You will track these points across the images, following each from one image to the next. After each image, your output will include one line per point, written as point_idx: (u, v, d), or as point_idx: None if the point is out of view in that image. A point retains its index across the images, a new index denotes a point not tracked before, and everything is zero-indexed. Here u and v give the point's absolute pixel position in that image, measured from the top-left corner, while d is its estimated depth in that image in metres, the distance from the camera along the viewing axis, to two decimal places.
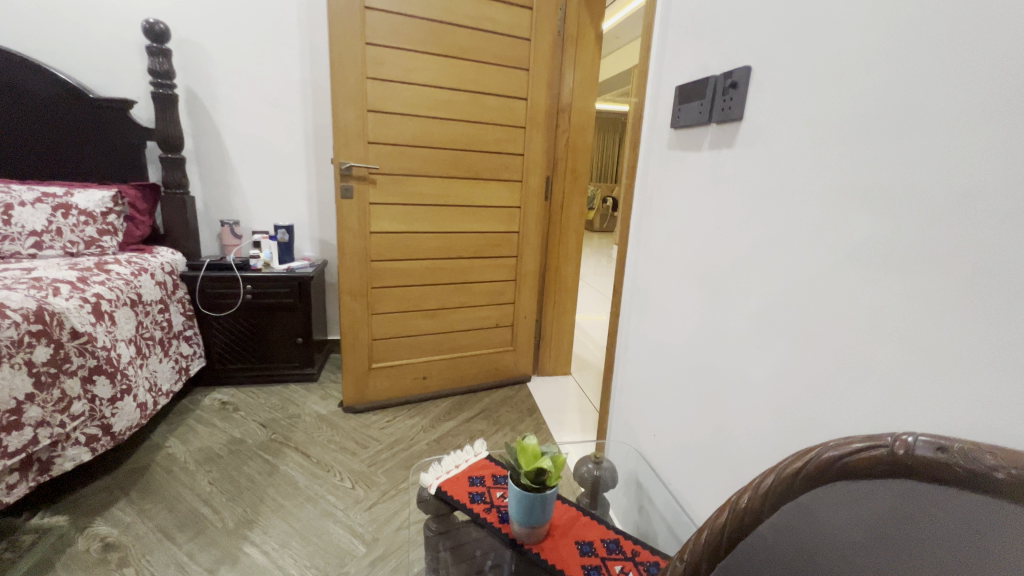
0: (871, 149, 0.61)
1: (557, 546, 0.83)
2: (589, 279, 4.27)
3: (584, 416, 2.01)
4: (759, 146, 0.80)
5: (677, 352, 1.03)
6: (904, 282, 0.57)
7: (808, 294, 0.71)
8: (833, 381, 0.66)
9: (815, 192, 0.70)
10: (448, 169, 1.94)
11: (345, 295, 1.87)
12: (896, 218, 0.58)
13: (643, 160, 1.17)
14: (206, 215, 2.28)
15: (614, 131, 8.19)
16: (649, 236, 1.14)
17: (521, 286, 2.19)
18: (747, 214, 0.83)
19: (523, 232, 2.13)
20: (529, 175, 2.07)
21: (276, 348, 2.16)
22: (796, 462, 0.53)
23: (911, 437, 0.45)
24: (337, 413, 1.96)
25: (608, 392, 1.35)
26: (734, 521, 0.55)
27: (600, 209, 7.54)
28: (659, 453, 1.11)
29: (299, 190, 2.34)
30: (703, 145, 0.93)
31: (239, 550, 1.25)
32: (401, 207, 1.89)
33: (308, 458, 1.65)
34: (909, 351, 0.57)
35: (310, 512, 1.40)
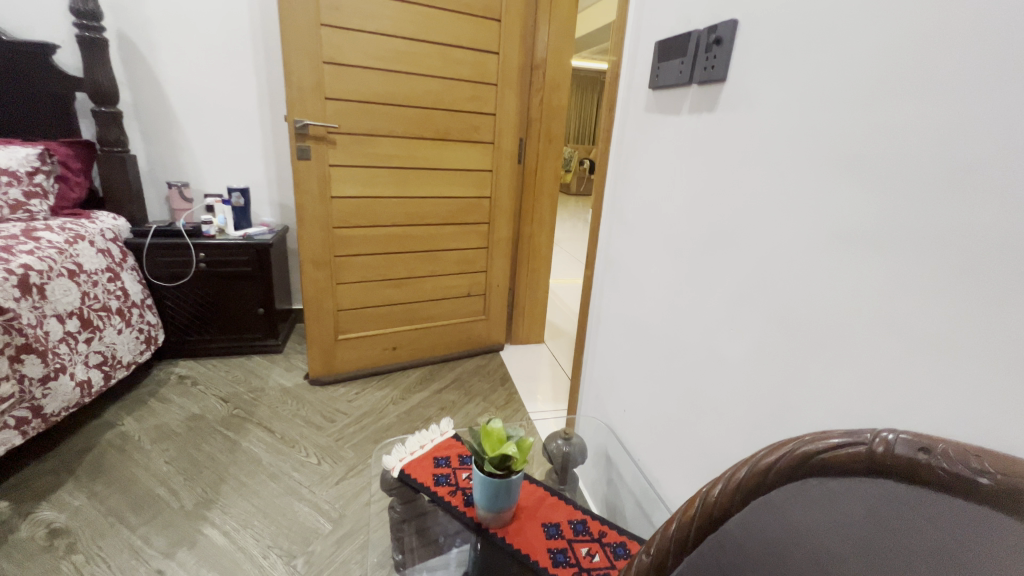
0: (864, 117, 0.56)
1: (523, 529, 0.81)
2: (563, 245, 4.22)
3: (557, 385, 2.00)
4: (742, 111, 0.74)
5: (649, 327, 1.00)
6: (892, 266, 0.53)
7: (789, 273, 0.67)
8: (811, 366, 0.64)
9: (800, 163, 0.64)
10: (414, 129, 1.81)
11: (307, 264, 1.77)
12: (886, 195, 0.53)
13: (619, 123, 1.10)
14: (150, 176, 2.09)
15: (592, 90, 7.97)
16: (624, 206, 1.09)
17: (493, 254, 2.12)
18: (726, 185, 0.77)
19: (495, 197, 2.04)
20: (501, 136, 1.97)
21: (236, 319, 2.06)
22: (771, 456, 0.50)
23: (893, 435, 0.42)
24: (303, 386, 1.90)
25: (580, 365, 1.32)
26: (704, 515, 0.53)
27: (577, 171, 7.43)
28: (629, 428, 1.09)
29: (254, 149, 2.17)
30: (683, 108, 0.86)
31: (198, 532, 1.21)
32: (364, 170, 1.77)
33: (272, 434, 1.60)
34: (895, 337, 0.53)
35: (274, 490, 1.36)
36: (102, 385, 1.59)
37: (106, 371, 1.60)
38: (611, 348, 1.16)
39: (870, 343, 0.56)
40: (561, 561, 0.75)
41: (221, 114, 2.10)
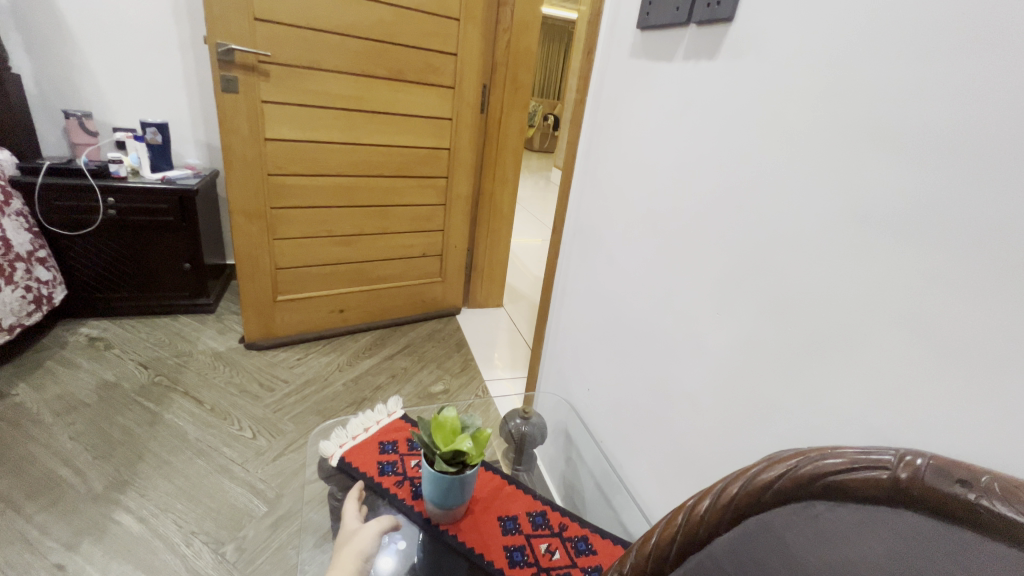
0: (899, 71, 0.46)
1: (477, 524, 0.74)
2: (526, 203, 4.09)
3: (515, 351, 1.93)
4: (746, 60, 0.63)
5: (621, 303, 0.91)
6: (919, 257, 0.45)
7: (786, 253, 0.59)
8: (805, 363, 0.57)
9: (812, 126, 0.55)
10: (363, 66, 1.59)
11: (237, 215, 1.57)
12: (919, 169, 0.45)
13: (596, 71, 0.97)
14: (42, 102, 1.76)
15: (560, 41, 7.62)
16: (599, 167, 0.98)
17: (451, 212, 1.97)
18: (720, 149, 0.67)
19: (454, 149, 1.86)
20: (463, 81, 1.77)
21: (157, 274, 1.82)
22: (770, 473, 0.43)
23: (921, 460, 0.36)
24: (237, 350, 1.73)
25: (542, 337, 1.24)
26: (687, 535, 0.46)
27: (541, 126, 7.18)
28: (591, 408, 1.03)
29: (172, 78, 1.87)
30: (676, 55, 0.75)
31: (107, 519, 1.07)
32: (304, 110, 1.55)
33: (200, 405, 1.44)
34: (909, 336, 0.47)
35: (200, 468, 1.22)
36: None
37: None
38: (577, 322, 1.09)
39: (876, 340, 0.49)
40: (518, 561, 0.69)
41: (129, 32, 1.77)
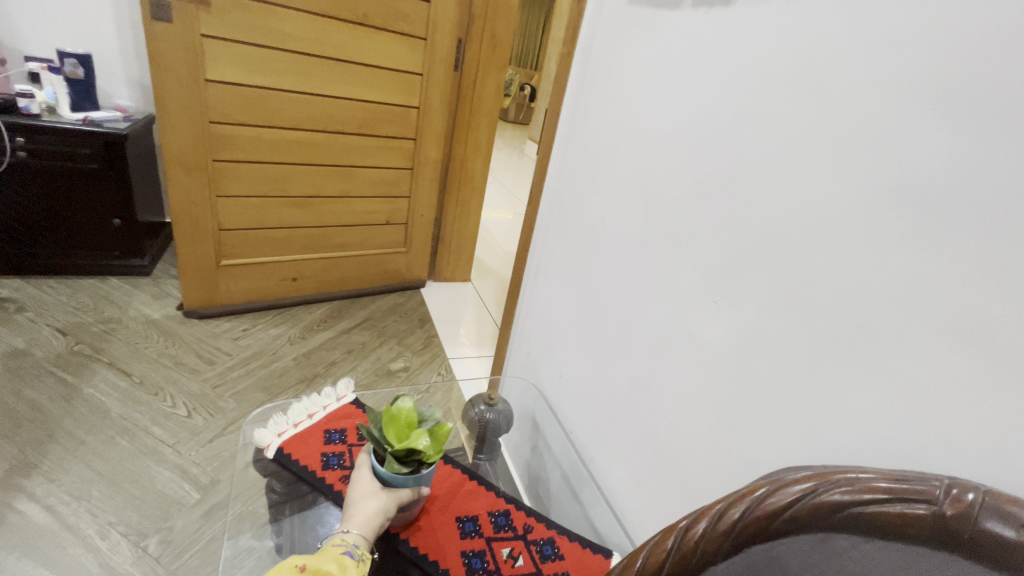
0: (963, 20, 0.38)
1: (433, 526, 0.66)
2: (498, 176, 3.94)
3: (482, 328, 1.85)
4: (767, 8, 0.54)
5: (602, 284, 0.84)
6: (968, 245, 0.38)
7: (800, 237, 0.51)
8: (813, 362, 0.50)
9: (843, 89, 0.47)
10: (323, 4, 1.41)
11: (173, 166, 1.39)
12: (980, 142, 0.37)
13: (587, 23, 0.86)
14: None
15: (540, 8, 7.32)
16: (585, 131, 0.88)
17: (418, 177, 1.83)
18: (728, 115, 0.59)
19: (424, 108, 1.71)
20: (436, 32, 1.61)
21: (80, 229, 1.61)
22: (781, 499, 0.35)
23: (975, 496, 0.30)
24: (175, 318, 1.57)
25: (512, 316, 1.16)
26: (676, 564, 0.39)
27: (517, 97, 6.96)
28: (562, 395, 0.96)
29: (97, 3, 1.62)
30: (682, 1, 0.65)
31: (8, 508, 0.93)
32: (253, 50, 1.37)
33: (128, 378, 1.29)
34: (944, 340, 0.40)
35: (124, 450, 1.09)
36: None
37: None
38: (551, 302, 1.01)
39: (901, 342, 0.43)
40: (476, 569, 0.62)
41: None
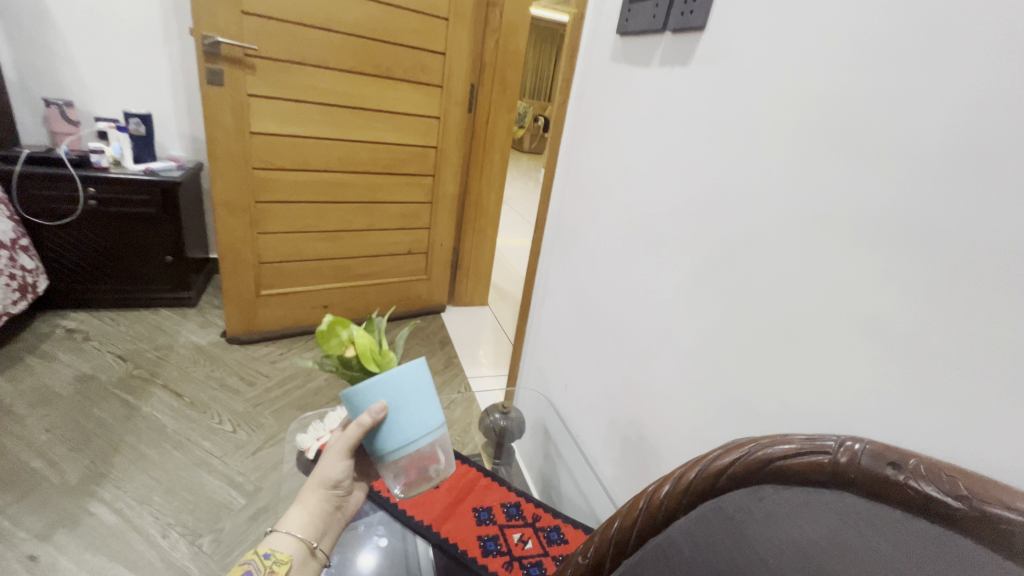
0: (855, 81, 0.49)
1: (453, 517, 0.76)
2: (514, 204, 4.11)
3: (499, 349, 1.95)
4: (715, 67, 0.66)
5: (598, 300, 0.94)
6: (870, 257, 0.48)
7: (753, 253, 0.61)
8: (767, 360, 0.59)
9: (776, 133, 0.57)
10: (351, 62, 1.60)
11: (220, 209, 1.56)
12: (872, 176, 0.47)
13: (580, 75, 1.00)
14: (21, 90, 1.74)
15: (552, 43, 7.65)
16: (580, 167, 1.00)
17: (437, 210, 1.98)
18: (694, 152, 0.70)
19: (441, 147, 1.87)
20: (451, 79, 1.78)
21: (137, 267, 1.80)
22: (725, 458, 0.45)
23: (859, 445, 0.38)
24: (219, 345, 1.72)
25: (523, 334, 1.26)
26: (646, 520, 0.48)
27: (531, 127, 7.23)
28: (569, 404, 1.05)
29: (157, 69, 1.86)
30: (653, 59, 0.78)
31: (83, 511, 1.06)
32: (291, 104, 1.55)
33: (180, 399, 1.43)
34: (859, 335, 0.49)
35: (179, 461, 1.22)
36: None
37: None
38: (556, 320, 1.11)
39: (829, 339, 0.52)
40: (491, 549, 0.71)
41: (113, 22, 1.75)
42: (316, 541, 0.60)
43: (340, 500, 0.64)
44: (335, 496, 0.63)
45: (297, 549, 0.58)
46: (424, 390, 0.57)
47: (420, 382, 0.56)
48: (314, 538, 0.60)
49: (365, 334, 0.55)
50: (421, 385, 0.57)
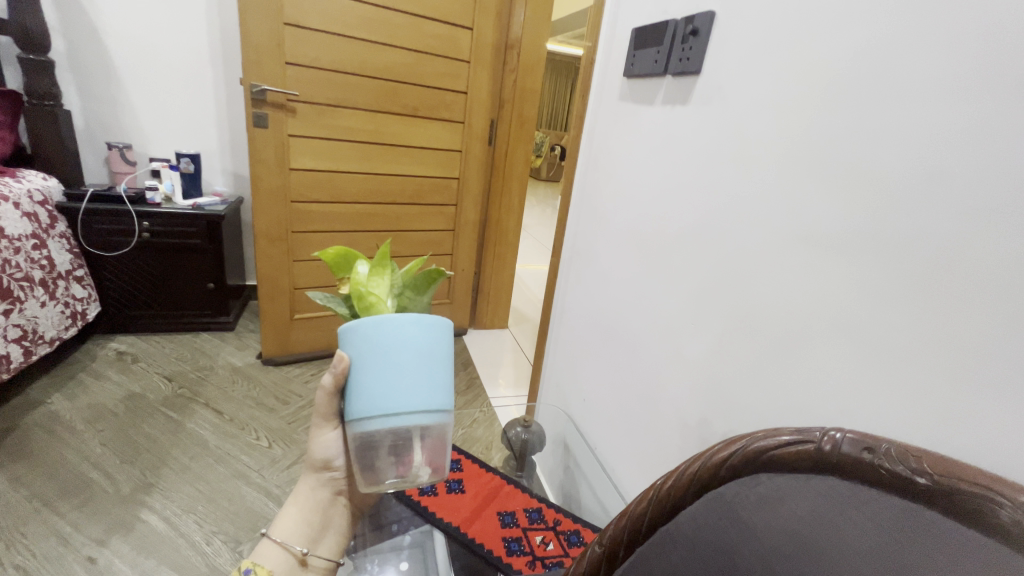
0: (830, 119, 0.56)
1: (480, 520, 0.84)
2: (532, 230, 4.22)
3: (519, 370, 2.01)
4: (712, 106, 0.74)
5: (612, 317, 1.01)
6: (849, 270, 0.54)
7: (750, 269, 0.67)
8: (766, 367, 0.65)
9: (765, 164, 0.65)
10: (382, 103, 1.74)
11: (261, 238, 1.69)
12: (848, 201, 0.54)
13: (592, 112, 1.10)
14: (87, 135, 1.93)
15: (568, 76, 7.92)
16: (593, 195, 1.09)
17: (459, 237, 2.08)
18: (696, 180, 0.77)
19: (464, 178, 1.99)
20: (473, 116, 1.91)
21: (182, 293, 1.94)
22: (724, 451, 0.50)
23: (840, 434, 0.43)
24: (255, 366, 1.82)
25: (542, 353, 1.33)
26: (656, 509, 0.53)
27: (548, 156, 7.43)
28: (586, 417, 1.10)
29: (206, 113, 2.04)
30: (657, 99, 0.87)
31: (135, 518, 1.14)
32: (326, 142, 1.69)
33: (220, 416, 1.52)
34: (845, 341, 0.55)
35: (220, 473, 1.30)
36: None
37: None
38: (573, 338, 1.17)
39: (819, 346, 0.58)
40: (514, 549, 0.78)
41: (170, 73, 1.95)
42: (306, 546, 0.59)
43: (337, 485, 0.63)
44: (331, 479, 0.62)
45: (284, 560, 0.57)
46: (409, 348, 0.46)
47: (402, 343, 0.46)
48: (303, 543, 0.59)
49: (359, 275, 0.50)
50: (408, 341, 0.46)
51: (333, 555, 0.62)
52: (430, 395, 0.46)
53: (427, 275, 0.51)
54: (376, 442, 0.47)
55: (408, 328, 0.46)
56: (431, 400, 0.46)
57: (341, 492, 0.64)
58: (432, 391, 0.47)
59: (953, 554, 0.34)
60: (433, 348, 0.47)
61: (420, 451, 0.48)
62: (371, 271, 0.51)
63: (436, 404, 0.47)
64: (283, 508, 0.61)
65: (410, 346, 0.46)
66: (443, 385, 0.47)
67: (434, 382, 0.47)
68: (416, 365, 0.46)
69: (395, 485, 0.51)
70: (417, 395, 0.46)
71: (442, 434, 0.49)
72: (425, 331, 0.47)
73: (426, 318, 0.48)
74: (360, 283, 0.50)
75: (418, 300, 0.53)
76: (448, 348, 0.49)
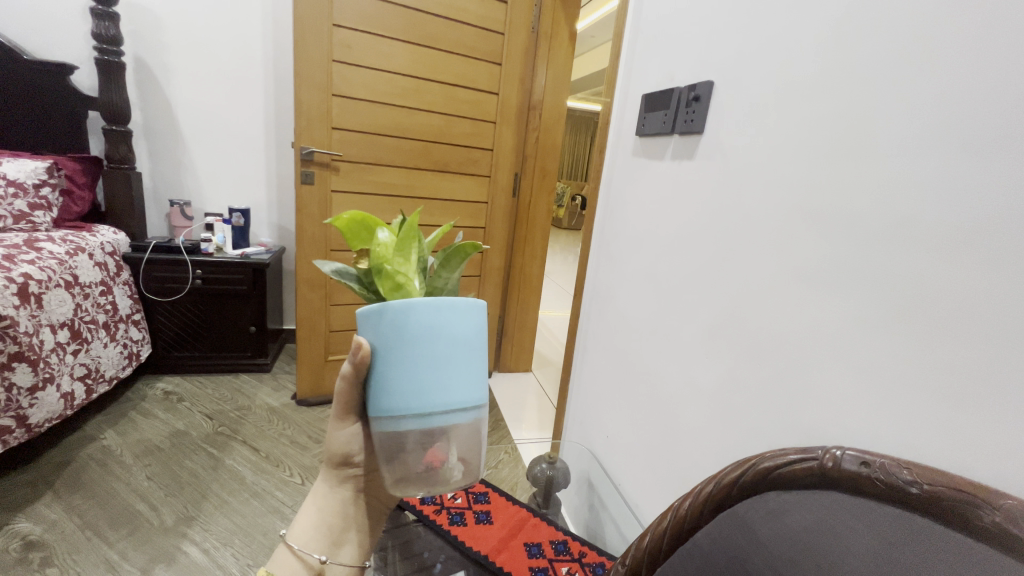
0: (819, 172, 0.64)
1: (507, 549, 0.88)
2: (554, 277, 4.32)
3: (543, 414, 2.03)
4: (715, 161, 0.83)
5: (631, 354, 1.06)
6: (842, 304, 0.60)
7: (758, 306, 0.73)
8: (776, 396, 0.69)
9: (765, 211, 0.72)
10: (415, 161, 1.91)
11: (303, 285, 1.82)
12: (837, 242, 0.61)
13: (608, 166, 1.20)
14: (153, 193, 2.16)
15: (587, 131, 8.30)
16: (612, 240, 1.17)
17: (485, 282, 2.18)
18: (702, 226, 0.85)
19: (489, 227, 2.11)
20: (498, 170, 2.06)
21: (226, 336, 2.07)
22: (734, 471, 0.54)
23: (840, 450, 0.48)
24: (290, 406, 1.90)
25: (566, 392, 1.37)
26: (675, 528, 0.57)
27: (569, 206, 7.67)
28: (610, 454, 1.13)
29: (257, 173, 2.25)
30: (666, 154, 0.97)
31: (177, 549, 1.19)
32: (363, 197, 1.85)
33: (257, 453, 1.59)
34: (843, 368, 0.60)
35: (256, 508, 1.35)
36: (26, 433, 1.38)
37: (21, 414, 1.36)
38: (595, 376, 1.22)
39: (821, 374, 0.63)
40: None
41: (229, 138, 2.18)
42: (324, 555, 0.61)
43: (358, 483, 0.65)
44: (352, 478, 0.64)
45: (299, 569, 0.60)
46: (437, 342, 0.49)
47: (430, 336, 0.48)
48: (322, 551, 0.62)
49: (386, 251, 0.49)
50: (434, 333, 0.48)
51: (354, 562, 0.64)
52: (458, 390, 0.50)
53: (459, 250, 0.51)
54: (407, 442, 0.50)
55: (436, 318, 0.48)
56: (459, 395, 0.50)
57: (362, 490, 0.65)
58: (460, 386, 0.50)
59: (944, 553, 0.37)
60: (460, 339, 0.50)
61: (450, 449, 0.52)
62: (396, 249, 0.49)
63: (463, 400, 0.51)
64: (301, 512, 0.64)
65: (438, 338, 0.49)
66: (469, 379, 0.51)
67: (461, 376, 0.50)
68: (446, 357, 0.49)
69: (420, 483, 0.53)
70: (448, 392, 0.49)
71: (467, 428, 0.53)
72: (452, 321, 0.50)
73: (454, 305, 0.50)
74: (384, 261, 0.49)
75: (447, 276, 0.54)
76: (474, 340, 0.52)
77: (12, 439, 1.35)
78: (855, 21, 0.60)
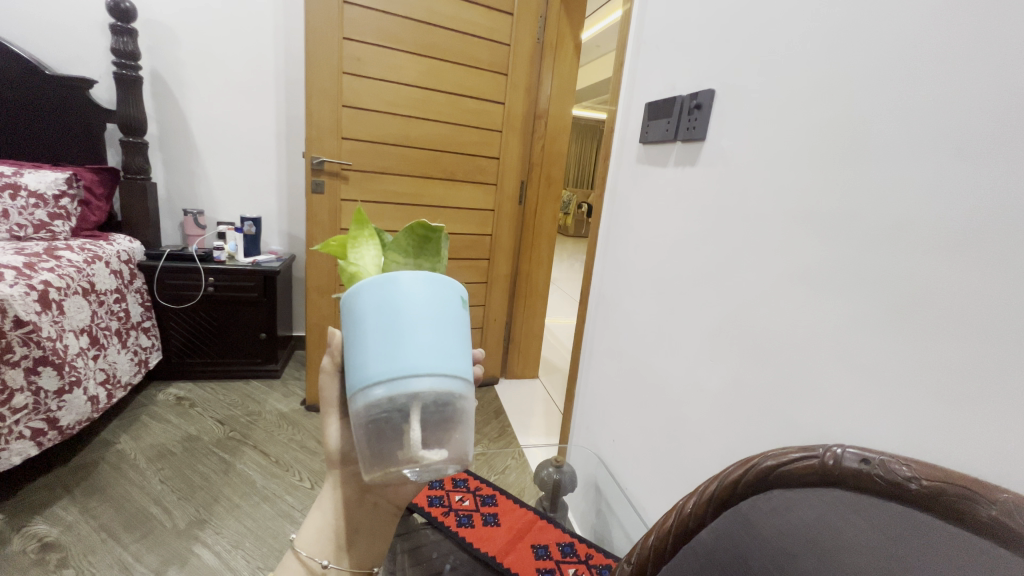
0: (818, 178, 0.66)
1: (515, 551, 0.89)
2: (561, 284, 4.34)
3: (550, 419, 2.04)
4: (717, 168, 0.85)
5: (637, 358, 1.07)
6: (842, 307, 0.61)
7: (761, 308, 0.74)
8: (779, 398, 0.70)
9: (766, 216, 0.74)
10: (424, 170, 1.94)
11: (313, 292, 1.85)
12: (836, 246, 0.63)
13: (613, 173, 1.22)
14: (168, 203, 2.21)
15: (592, 139, 8.34)
16: (616, 246, 1.19)
17: (492, 288, 2.20)
18: (705, 231, 0.87)
19: (496, 234, 2.14)
20: (505, 178, 2.09)
21: (237, 343, 2.11)
22: (737, 470, 0.56)
23: (841, 448, 0.49)
24: (299, 412, 1.92)
25: (572, 397, 1.38)
26: (678, 527, 0.58)
27: (574, 214, 7.71)
28: (616, 459, 1.14)
29: (268, 181, 2.29)
30: (669, 161, 0.98)
31: (189, 552, 1.21)
32: (373, 206, 1.88)
33: (266, 458, 1.61)
34: (845, 370, 0.61)
35: (266, 512, 1.37)
36: (58, 435, 1.44)
37: (50, 417, 1.41)
38: (602, 380, 1.23)
39: (823, 376, 0.64)
40: None
41: (242, 148, 2.23)
42: (327, 560, 0.64)
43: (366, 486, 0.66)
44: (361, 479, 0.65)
45: (302, 571, 0.63)
46: (383, 313, 0.43)
47: (376, 308, 0.43)
48: (325, 556, 0.64)
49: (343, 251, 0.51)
50: (381, 305, 0.43)
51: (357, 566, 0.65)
52: (410, 354, 0.41)
53: (407, 231, 0.47)
54: (364, 425, 0.42)
55: (384, 289, 0.43)
56: (410, 365, 0.40)
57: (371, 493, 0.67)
58: (410, 355, 0.41)
59: (942, 546, 0.38)
60: (413, 307, 0.43)
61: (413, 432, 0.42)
62: (349, 244, 0.50)
63: (419, 366, 0.41)
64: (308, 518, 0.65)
65: (386, 305, 0.43)
66: (429, 344, 0.41)
67: (411, 344, 0.41)
68: (391, 325, 0.42)
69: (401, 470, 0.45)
70: (397, 360, 0.41)
71: (442, 407, 0.42)
72: (402, 286, 0.44)
73: (405, 278, 0.44)
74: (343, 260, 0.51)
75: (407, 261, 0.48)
76: (435, 305, 0.43)
77: (40, 444, 1.39)
78: (852, 32, 0.62)
